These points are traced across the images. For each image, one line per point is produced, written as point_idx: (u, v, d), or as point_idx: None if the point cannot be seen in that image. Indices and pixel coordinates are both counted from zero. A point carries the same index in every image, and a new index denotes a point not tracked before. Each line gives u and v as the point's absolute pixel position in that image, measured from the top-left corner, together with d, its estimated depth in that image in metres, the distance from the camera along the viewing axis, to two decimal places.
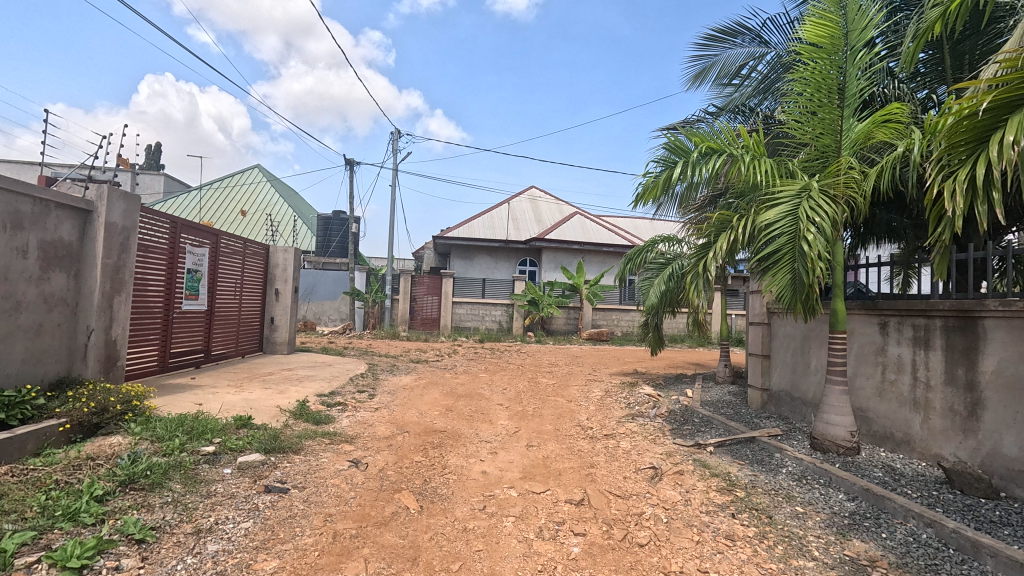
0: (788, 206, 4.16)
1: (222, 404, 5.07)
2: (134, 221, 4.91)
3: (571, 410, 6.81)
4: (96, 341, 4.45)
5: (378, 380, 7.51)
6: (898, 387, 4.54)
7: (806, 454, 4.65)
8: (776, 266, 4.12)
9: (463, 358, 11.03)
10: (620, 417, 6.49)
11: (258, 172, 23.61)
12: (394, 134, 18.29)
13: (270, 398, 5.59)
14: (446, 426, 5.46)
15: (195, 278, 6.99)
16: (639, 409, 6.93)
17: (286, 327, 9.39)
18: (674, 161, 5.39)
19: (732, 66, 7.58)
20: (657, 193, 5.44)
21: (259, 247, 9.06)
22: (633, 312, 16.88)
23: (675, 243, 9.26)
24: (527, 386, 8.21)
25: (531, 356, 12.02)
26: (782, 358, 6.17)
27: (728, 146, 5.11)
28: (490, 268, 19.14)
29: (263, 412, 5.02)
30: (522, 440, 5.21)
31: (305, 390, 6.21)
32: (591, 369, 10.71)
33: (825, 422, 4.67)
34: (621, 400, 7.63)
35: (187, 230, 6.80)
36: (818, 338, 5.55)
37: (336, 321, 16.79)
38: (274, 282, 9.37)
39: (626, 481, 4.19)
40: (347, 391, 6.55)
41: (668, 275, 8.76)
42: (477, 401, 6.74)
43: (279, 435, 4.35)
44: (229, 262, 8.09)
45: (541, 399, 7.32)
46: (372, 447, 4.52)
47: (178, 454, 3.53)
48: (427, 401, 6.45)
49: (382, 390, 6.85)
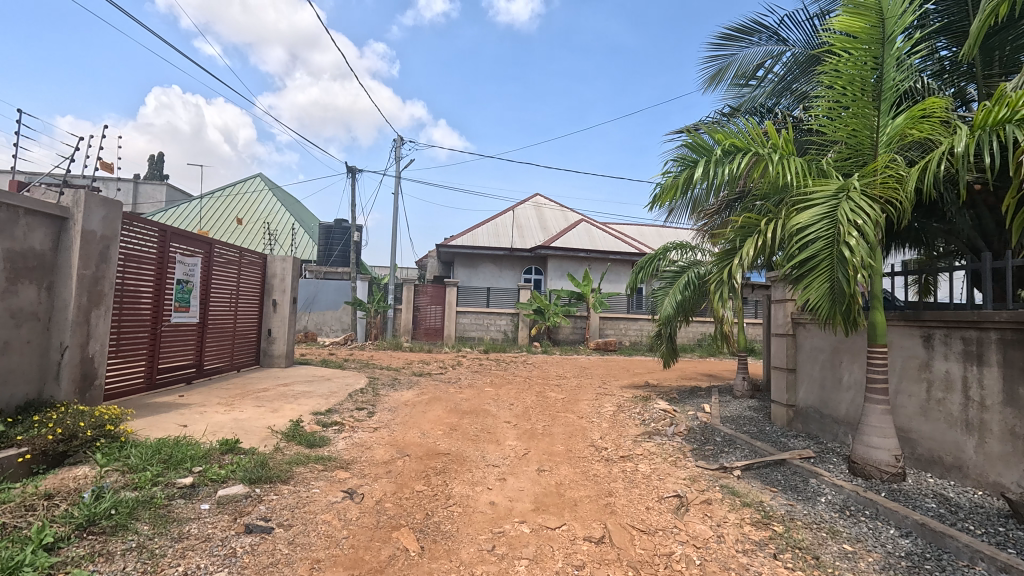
0: (823, 207, 3.75)
1: (208, 426, 4.70)
2: (115, 229, 4.58)
3: (583, 428, 6.41)
4: (70, 359, 4.09)
5: (379, 395, 7.13)
6: (946, 406, 4.12)
7: (846, 480, 4.23)
8: (812, 273, 3.71)
9: (467, 371, 10.63)
10: (636, 436, 6.09)
11: (260, 181, 23.42)
12: (397, 142, 18.02)
13: (261, 418, 5.21)
14: (450, 448, 5.07)
15: (186, 289, 6.65)
16: (655, 427, 6.51)
17: (284, 339, 9.05)
18: (694, 160, 5.04)
19: (750, 65, 7.21)
20: (676, 195, 5.08)
21: (256, 257, 8.73)
22: (641, 321, 16.46)
23: (688, 250, 8.89)
24: (536, 401, 7.81)
25: (538, 368, 11.61)
26: (809, 372, 5.78)
27: (753, 144, 4.74)
28: (495, 276, 18.78)
29: (252, 434, 4.64)
30: (532, 463, 4.81)
31: (300, 409, 5.83)
32: (601, 381, 10.29)
33: (865, 445, 4.25)
34: (635, 416, 7.22)
35: (178, 238, 6.46)
36: (850, 352, 5.17)
37: (337, 331, 16.42)
38: (272, 293, 9.04)
39: (650, 513, 3.79)
40: (345, 408, 6.17)
41: (684, 284, 8.39)
42: (483, 419, 6.35)
43: (267, 462, 3.97)
44: (224, 271, 7.76)
45: (550, 416, 6.92)
46: (369, 474, 4.13)
47: (150, 488, 3.15)
48: (430, 419, 6.06)
49: (383, 407, 6.47)
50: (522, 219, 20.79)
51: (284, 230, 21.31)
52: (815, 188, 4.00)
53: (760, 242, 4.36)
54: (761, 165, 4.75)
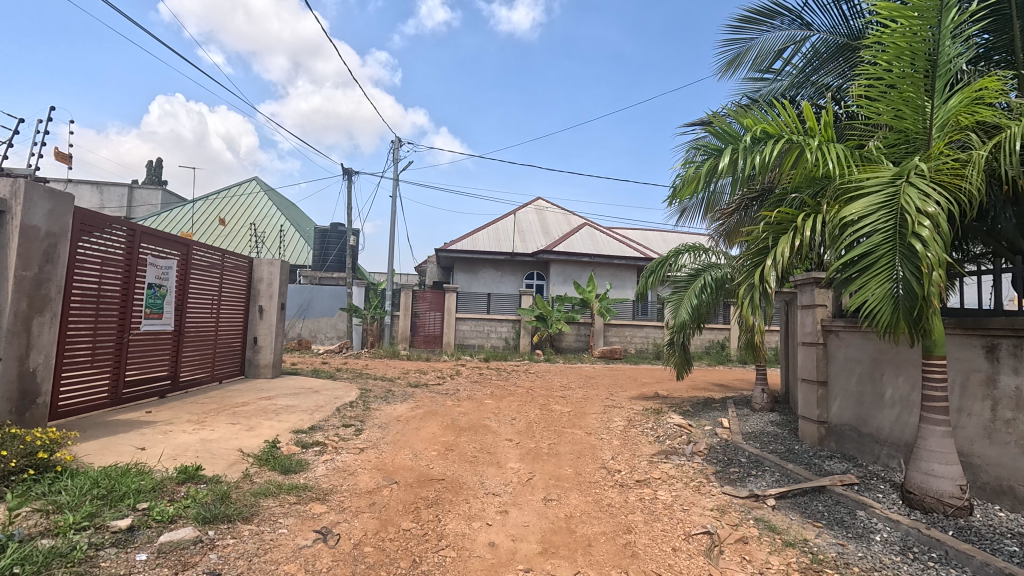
0: (879, 198, 3.24)
1: (171, 449, 4.14)
2: (64, 225, 4.05)
3: (592, 446, 5.84)
4: (4, 374, 3.55)
5: (369, 410, 6.56)
6: (1018, 428, 3.55)
7: (901, 514, 3.66)
8: (870, 272, 3.16)
9: (466, 381, 10.05)
10: (652, 455, 5.51)
11: (256, 184, 22.98)
12: (394, 143, 17.55)
13: (234, 438, 4.65)
14: (445, 472, 4.51)
15: (159, 294, 6.09)
16: (670, 445, 5.93)
17: (271, 348, 8.49)
18: (718, 149, 4.49)
19: (770, 51, 6.70)
20: (697, 188, 4.52)
21: (241, 260, 8.20)
22: (647, 329, 15.90)
23: (702, 252, 8.34)
24: (540, 415, 7.25)
25: (541, 378, 11.05)
26: (844, 386, 5.23)
27: (787, 129, 4.20)
28: (496, 282, 18.26)
29: (219, 458, 4.07)
30: (537, 491, 4.24)
31: (279, 426, 5.26)
32: (608, 392, 9.70)
33: (923, 473, 3.68)
34: (648, 432, 6.64)
35: (149, 238, 5.90)
36: (894, 364, 4.64)
37: (332, 339, 15.83)
38: (258, 299, 8.50)
39: (677, 556, 3.22)
40: (330, 425, 5.60)
41: (700, 288, 7.87)
42: (482, 437, 5.79)
43: (228, 495, 3.40)
44: (204, 276, 7.21)
45: (556, 432, 6.35)
46: (349, 507, 3.54)
47: (75, 536, 2.59)
48: (423, 438, 5.49)
49: (372, 423, 5.90)
50: (522, 222, 20.28)
51: (280, 234, 20.80)
52: (867, 175, 3.48)
53: (797, 239, 3.81)
54: (795, 155, 4.21)
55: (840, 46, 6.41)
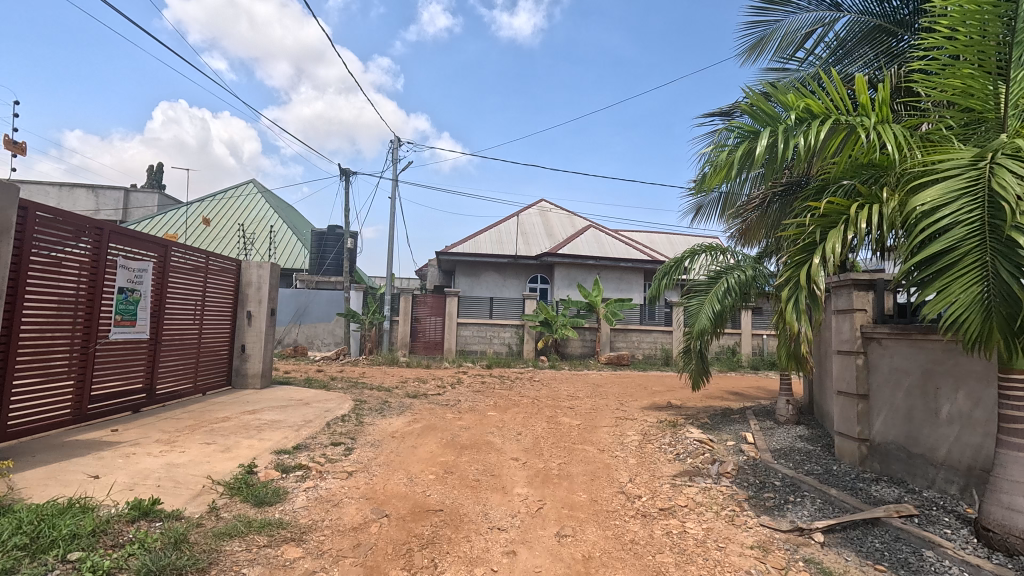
0: (959, 183, 2.72)
1: (130, 476, 3.62)
2: (6, 221, 3.53)
3: (606, 466, 5.30)
4: None
5: (362, 424, 6.02)
6: None
7: (978, 557, 3.11)
8: (952, 272, 2.64)
9: (468, 390, 9.51)
10: (674, 477, 4.96)
11: (254, 186, 22.55)
12: (393, 143, 17.05)
13: (205, 462, 4.13)
14: (444, 500, 3.99)
15: (133, 299, 5.56)
16: (693, 464, 5.37)
17: (259, 357, 7.95)
18: (754, 131, 3.98)
19: (796, 35, 6.17)
20: (730, 173, 4.01)
21: (228, 261, 7.69)
22: (655, 333, 15.43)
23: (719, 253, 7.76)
24: (547, 429, 6.71)
25: (546, 386, 10.53)
26: (889, 400, 4.68)
27: (834, 109, 3.70)
28: (498, 287, 17.71)
29: (183, 488, 3.55)
30: (549, 525, 3.70)
31: (260, 446, 4.74)
32: (619, 402, 9.15)
33: (1005, 508, 3.13)
34: (667, 448, 6.09)
35: (119, 237, 5.39)
36: (952, 377, 4.10)
37: (330, 345, 15.29)
38: (246, 304, 7.97)
39: None
40: (317, 444, 5.06)
41: (721, 291, 7.33)
42: (485, 455, 5.27)
43: (184, 538, 2.87)
44: (185, 279, 6.69)
45: (565, 449, 5.81)
46: (329, 550, 3.00)
47: None
48: (420, 457, 4.97)
49: (364, 441, 5.35)
50: (526, 225, 19.74)
51: (277, 236, 20.33)
52: (940, 157, 2.96)
53: (850, 233, 3.28)
54: (842, 137, 3.69)
55: (868, 28, 5.81)
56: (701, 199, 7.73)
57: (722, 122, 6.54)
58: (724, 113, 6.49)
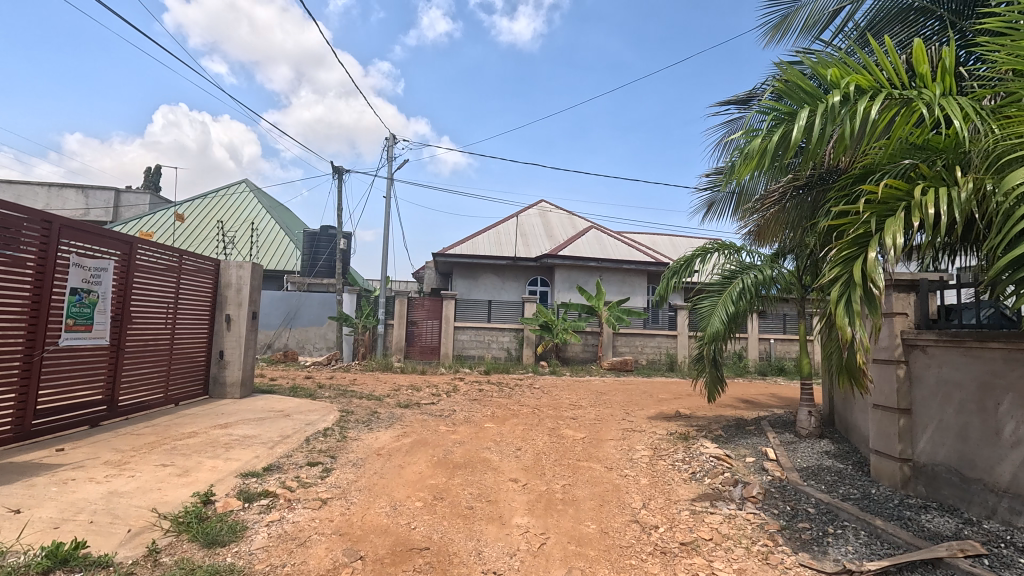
0: None
1: (58, 511, 3.06)
2: None
3: (616, 488, 4.74)
4: None
5: (346, 440, 5.47)
6: None
7: None
8: None
9: (464, 399, 8.94)
10: (693, 502, 4.40)
11: (247, 185, 22.05)
12: (389, 140, 16.51)
13: (156, 489, 3.57)
14: (431, 534, 3.42)
15: (89, 302, 5.01)
16: (713, 486, 4.80)
17: (239, 364, 7.39)
18: (791, 112, 3.46)
19: (823, 14, 5.61)
20: (764, 161, 3.48)
21: (205, 261, 7.14)
22: (659, 338, 14.89)
23: (732, 252, 7.19)
24: (550, 443, 6.16)
25: (547, 394, 9.97)
26: (936, 416, 4.14)
27: (887, 83, 3.16)
28: (497, 289, 17.15)
29: (119, 526, 2.99)
30: (553, 566, 3.14)
31: (225, 468, 4.17)
32: (624, 412, 8.58)
33: None
34: (681, 465, 5.54)
35: (73, 233, 4.85)
36: (1016, 391, 3.56)
37: (321, 350, 14.81)
38: (226, 307, 7.43)
39: None
40: (292, 464, 4.50)
41: (735, 292, 6.80)
42: (480, 476, 4.72)
43: None
44: (156, 280, 6.14)
45: (569, 467, 5.26)
46: None
47: None
48: (407, 480, 4.40)
49: (346, 460, 4.80)
50: (526, 226, 19.21)
51: (270, 237, 19.78)
52: None
53: (914, 223, 2.78)
54: (895, 116, 3.16)
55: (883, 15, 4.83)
56: (714, 193, 7.38)
57: (739, 110, 6.25)
58: (742, 100, 6.18)
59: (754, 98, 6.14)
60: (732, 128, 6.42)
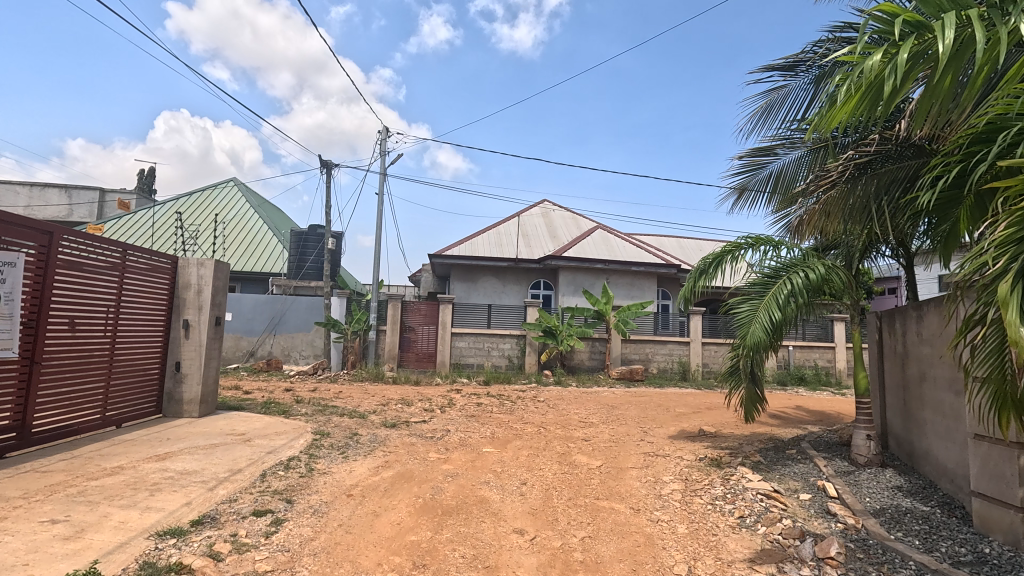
0: None
1: None
2: None
3: (650, 541, 3.70)
4: None
5: (311, 474, 4.46)
6: None
7: None
8: None
9: (459, 415, 7.90)
10: (754, 567, 3.36)
11: (235, 185, 21.13)
12: (382, 134, 15.54)
13: (18, 565, 2.55)
14: None
15: None
16: (772, 539, 3.78)
17: (198, 378, 6.36)
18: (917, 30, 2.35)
19: None
20: (877, 104, 2.40)
21: (158, 258, 6.12)
22: (670, 344, 13.85)
23: (770, 248, 6.20)
24: (560, 474, 5.14)
25: (552, 409, 8.93)
26: None
27: None
28: (496, 292, 16.15)
29: None
30: None
31: (137, 524, 3.15)
32: (641, 430, 7.55)
33: None
34: (722, 506, 4.50)
35: None
36: None
37: (308, 358, 13.84)
38: (183, 312, 6.40)
39: None
40: (232, 515, 3.47)
41: (777, 292, 5.77)
42: (475, 525, 3.69)
43: None
44: (90, 279, 5.15)
45: (586, 509, 4.24)
46: None
47: None
48: (380, 537, 3.37)
49: (305, 505, 3.78)
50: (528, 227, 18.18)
51: (257, 238, 18.80)
52: None
53: None
54: None
55: None
56: (748, 180, 6.40)
57: (784, 78, 5.41)
58: (787, 65, 5.31)
59: (802, 62, 5.24)
60: (776, 97, 5.55)
